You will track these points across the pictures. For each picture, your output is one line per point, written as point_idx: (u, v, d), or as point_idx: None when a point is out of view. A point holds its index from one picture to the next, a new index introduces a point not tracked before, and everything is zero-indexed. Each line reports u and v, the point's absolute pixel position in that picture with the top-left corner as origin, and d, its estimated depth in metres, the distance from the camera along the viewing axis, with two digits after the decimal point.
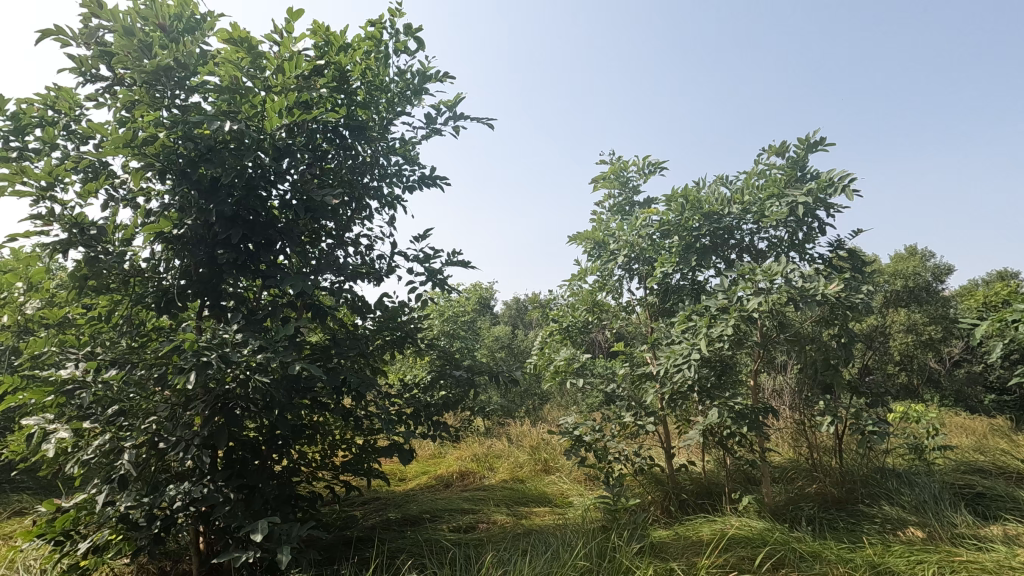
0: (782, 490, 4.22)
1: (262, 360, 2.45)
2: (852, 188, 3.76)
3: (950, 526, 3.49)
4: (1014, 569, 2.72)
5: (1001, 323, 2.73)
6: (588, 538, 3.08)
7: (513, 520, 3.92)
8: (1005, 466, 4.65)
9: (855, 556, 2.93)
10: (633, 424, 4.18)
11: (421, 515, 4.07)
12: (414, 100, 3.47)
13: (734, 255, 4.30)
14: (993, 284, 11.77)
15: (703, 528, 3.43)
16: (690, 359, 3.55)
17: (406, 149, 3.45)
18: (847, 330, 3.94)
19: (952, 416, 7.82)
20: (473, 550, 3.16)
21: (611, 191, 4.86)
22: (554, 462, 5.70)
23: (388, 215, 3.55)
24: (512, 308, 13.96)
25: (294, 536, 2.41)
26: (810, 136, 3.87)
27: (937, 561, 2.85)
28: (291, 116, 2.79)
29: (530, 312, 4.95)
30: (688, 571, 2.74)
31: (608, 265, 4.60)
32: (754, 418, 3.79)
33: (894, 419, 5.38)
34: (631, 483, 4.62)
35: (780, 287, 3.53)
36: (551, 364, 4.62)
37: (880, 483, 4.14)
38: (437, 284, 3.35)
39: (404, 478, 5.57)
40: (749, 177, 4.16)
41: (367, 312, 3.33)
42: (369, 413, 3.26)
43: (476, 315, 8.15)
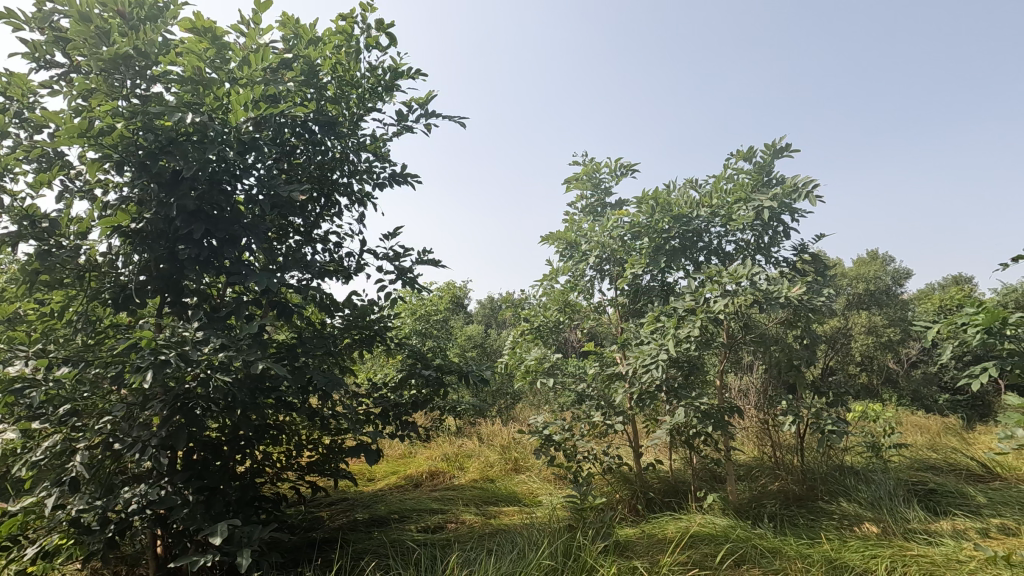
0: (746, 488, 4.32)
1: (224, 359, 2.40)
2: (815, 194, 3.87)
3: (903, 521, 3.62)
4: (961, 562, 2.83)
5: (950, 326, 2.84)
6: (554, 537, 3.10)
7: (481, 520, 3.92)
8: (955, 463, 4.85)
9: (812, 552, 3.00)
10: (602, 423, 4.22)
11: (389, 515, 4.03)
12: (386, 97, 3.41)
13: (702, 257, 4.38)
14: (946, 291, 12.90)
15: (669, 526, 3.48)
16: (658, 360, 3.59)
17: (377, 146, 3.40)
18: (809, 331, 4.05)
19: (909, 415, 8.10)
20: (440, 550, 3.15)
21: (583, 191, 4.89)
22: (524, 461, 5.71)
23: (359, 212, 3.49)
24: (486, 306, 13.90)
25: (255, 538, 2.35)
26: (776, 142, 3.97)
27: (890, 555, 2.94)
28: (258, 109, 2.72)
29: (502, 312, 4.93)
30: (651, 569, 2.77)
31: (580, 266, 4.62)
32: (719, 418, 3.86)
33: (854, 418, 5.56)
34: (600, 482, 4.66)
35: (746, 289, 3.60)
36: (522, 363, 4.61)
37: (838, 480, 4.27)
38: (407, 283, 3.31)
39: (373, 478, 5.51)
40: (717, 181, 4.25)
41: (335, 310, 3.27)
42: (336, 412, 3.21)
43: (449, 314, 8.09)
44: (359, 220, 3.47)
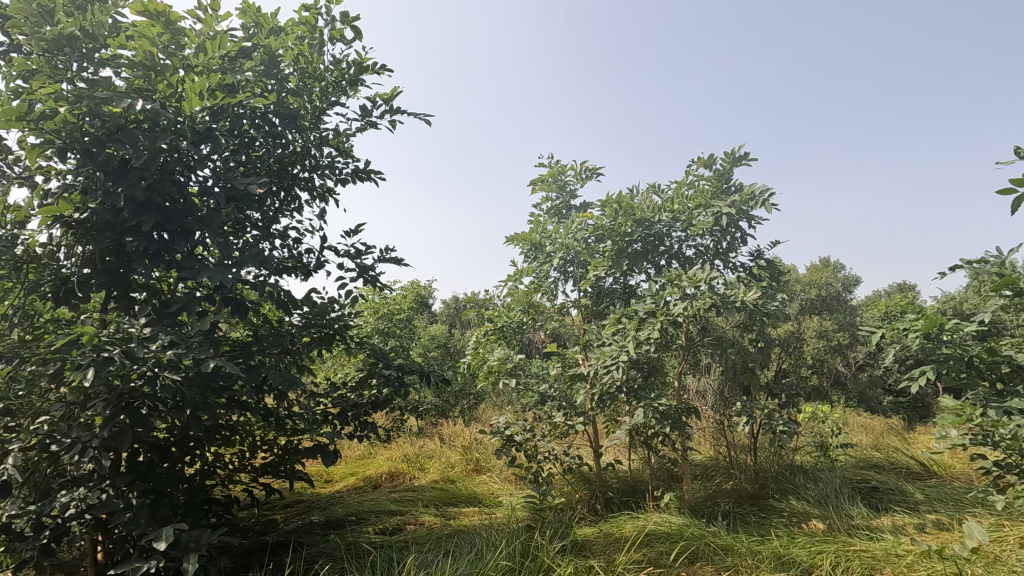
0: (702, 487, 4.43)
1: (173, 357, 2.30)
2: (771, 202, 4.00)
3: (848, 518, 3.78)
4: (899, 556, 2.97)
5: (893, 331, 2.98)
6: (512, 537, 3.11)
7: (441, 521, 3.89)
8: (896, 462, 5.09)
9: (762, 548, 3.10)
10: (563, 423, 4.25)
11: (346, 518, 3.96)
12: (350, 91, 3.35)
13: (664, 261, 4.46)
14: (882, 297, 13.99)
15: (626, 526, 3.52)
16: (618, 361, 3.65)
17: (340, 141, 3.33)
18: (764, 335, 4.19)
19: (855, 416, 8.46)
20: (397, 552, 3.11)
21: (548, 193, 4.92)
22: (485, 462, 5.70)
23: (320, 208, 3.42)
24: (450, 305, 13.80)
25: (204, 543, 2.26)
26: (735, 151, 4.08)
27: (835, 551, 3.06)
28: (214, 99, 2.62)
29: (466, 312, 4.91)
30: (607, 568, 2.80)
31: (544, 268, 4.64)
32: (677, 418, 3.94)
33: (804, 419, 5.77)
34: (560, 482, 4.69)
35: (704, 293, 3.69)
36: (485, 364, 4.60)
37: (788, 479, 4.42)
38: (369, 281, 3.26)
39: (331, 479, 5.40)
40: (679, 187, 4.34)
41: (293, 307, 3.18)
42: (292, 413, 3.13)
43: (413, 313, 8.00)
44: (320, 216, 3.39)
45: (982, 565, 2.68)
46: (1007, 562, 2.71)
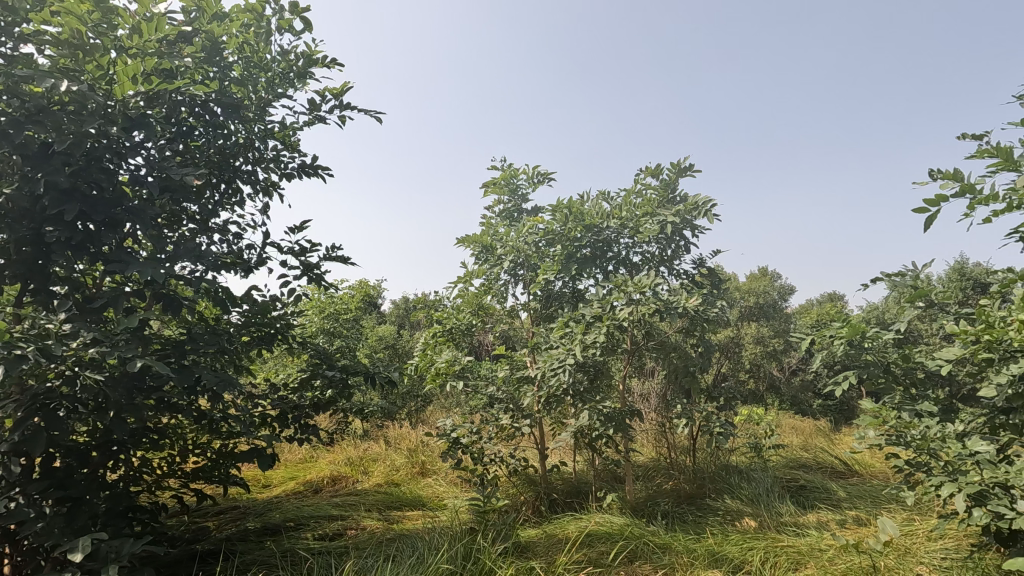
0: (643, 487, 4.55)
1: (96, 355, 2.16)
2: (713, 213, 4.16)
3: (777, 515, 3.97)
4: (821, 550, 3.15)
5: (820, 338, 3.17)
6: (455, 540, 3.09)
7: (383, 525, 3.82)
8: (822, 462, 5.39)
9: (697, 546, 3.22)
10: (509, 425, 4.27)
11: (283, 523, 3.83)
12: (298, 84, 3.25)
13: (611, 266, 4.56)
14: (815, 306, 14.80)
15: (569, 526, 3.57)
16: (565, 364, 3.70)
17: (286, 134, 3.23)
18: (704, 340, 4.35)
19: (788, 419, 8.90)
20: (336, 558, 3.04)
21: (500, 196, 4.94)
22: (431, 465, 5.65)
23: (264, 203, 3.30)
24: (400, 305, 13.58)
25: (125, 553, 2.12)
26: (681, 162, 4.23)
27: (764, 547, 3.21)
28: (149, 84, 2.49)
29: (414, 313, 4.85)
30: (548, 569, 2.83)
31: (495, 270, 4.65)
32: (620, 421, 4.03)
33: (740, 421, 6.03)
34: (506, 484, 4.70)
35: (649, 298, 3.80)
36: (432, 365, 4.55)
37: (724, 478, 4.60)
38: (313, 280, 3.16)
39: (269, 484, 5.21)
40: (627, 194, 4.45)
41: (232, 305, 3.05)
42: (227, 415, 3.00)
43: (360, 313, 7.83)
44: (263, 211, 3.27)
45: (893, 557, 2.88)
46: (915, 554, 2.93)
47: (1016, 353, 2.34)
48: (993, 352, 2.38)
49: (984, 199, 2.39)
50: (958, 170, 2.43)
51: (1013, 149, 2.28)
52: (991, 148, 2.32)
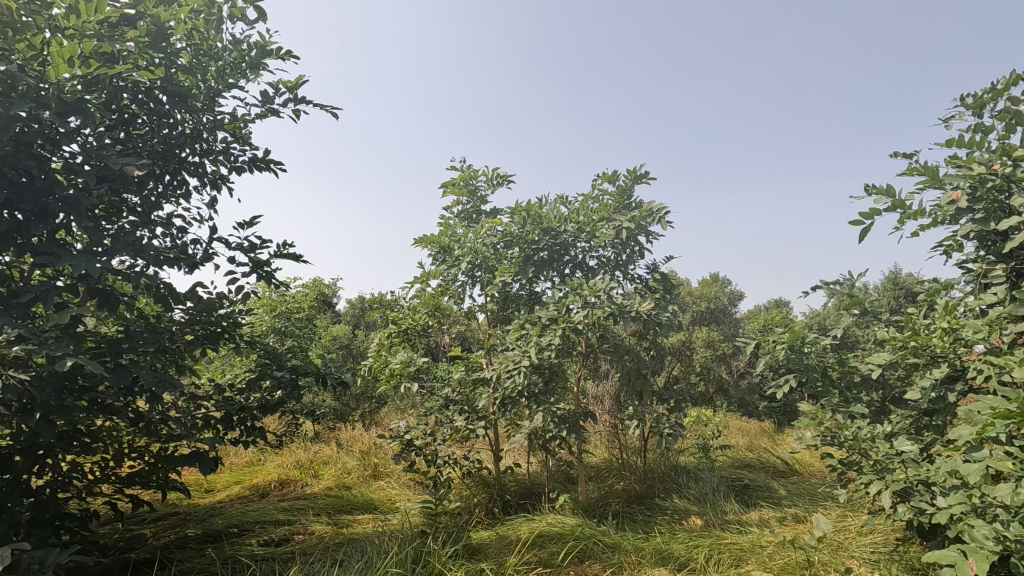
0: (595, 488, 4.62)
1: (21, 353, 2.02)
2: (667, 219, 4.27)
3: (721, 513, 4.11)
4: (762, 547, 3.27)
5: (764, 342, 3.30)
6: (405, 543, 3.06)
7: (332, 530, 3.73)
8: (765, 461, 5.61)
9: (646, 545, 3.29)
10: (464, 427, 4.25)
11: (226, 530, 3.69)
12: (250, 75, 3.15)
13: (568, 270, 4.61)
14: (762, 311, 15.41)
15: (522, 528, 3.59)
16: (520, 366, 3.72)
17: (236, 126, 3.12)
18: (656, 344, 4.45)
19: (735, 420, 9.21)
20: (281, 565, 2.95)
21: (459, 197, 4.92)
22: (384, 467, 5.57)
23: (211, 196, 3.17)
24: (355, 304, 13.31)
25: (49, 565, 1.99)
26: (636, 169, 4.32)
27: (708, 544, 3.32)
28: (87, 68, 2.36)
29: (370, 313, 4.77)
30: (497, 570, 2.84)
31: (452, 271, 4.61)
32: (574, 422, 4.08)
33: (690, 423, 6.20)
34: (459, 486, 4.68)
35: (603, 302, 3.87)
36: (387, 366, 4.49)
37: (673, 478, 4.73)
38: (262, 277, 3.05)
39: (212, 488, 5.01)
40: (585, 199, 4.52)
41: (175, 302, 2.91)
42: (167, 417, 2.86)
43: (314, 312, 7.62)
44: (211, 205, 3.14)
45: (827, 551, 3.02)
46: (848, 549, 3.08)
47: (940, 358, 2.50)
48: (919, 357, 2.54)
49: (913, 214, 2.55)
50: (890, 187, 2.59)
51: (938, 168, 2.44)
52: (919, 167, 2.48)
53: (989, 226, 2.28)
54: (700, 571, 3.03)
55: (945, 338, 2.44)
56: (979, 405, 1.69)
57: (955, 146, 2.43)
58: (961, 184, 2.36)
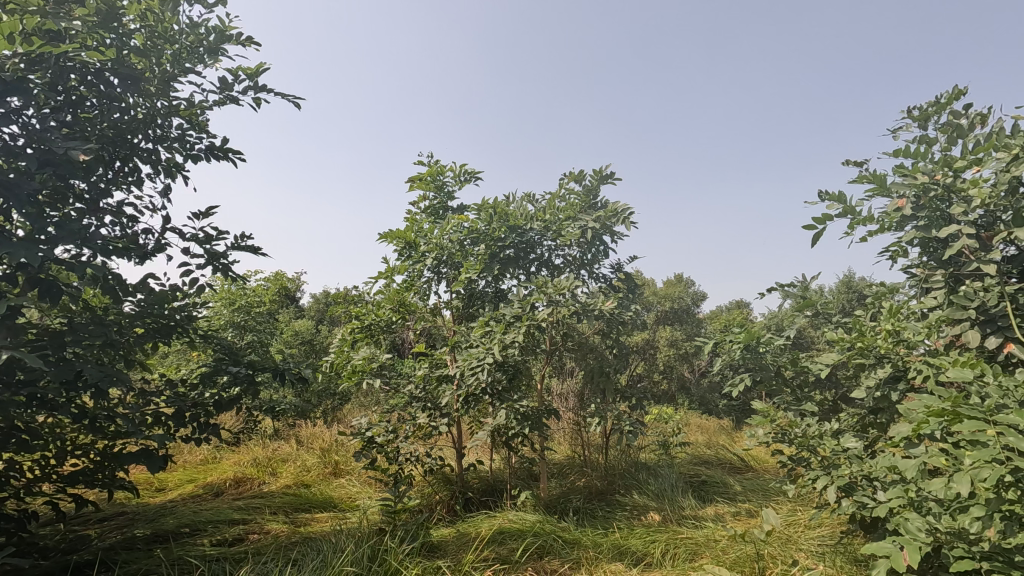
0: (557, 484, 4.66)
1: None
2: (631, 220, 4.33)
3: (678, 508, 4.20)
4: (716, 541, 3.36)
5: (723, 342, 3.38)
6: (361, 541, 3.03)
7: (288, 528, 3.66)
8: (722, 458, 5.76)
9: (604, 541, 3.33)
10: (427, 424, 4.21)
11: (176, 529, 3.57)
12: (208, 60, 3.04)
13: (534, 268, 4.63)
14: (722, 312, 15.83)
15: (482, 525, 3.59)
16: (484, 363, 3.70)
17: (193, 112, 3.00)
18: (619, 342, 4.51)
19: (696, 418, 9.42)
20: (232, 566, 2.88)
21: (426, 192, 4.87)
22: (345, 465, 5.48)
23: (165, 184, 3.05)
24: (319, 298, 13.03)
25: None
26: (602, 169, 4.37)
27: (665, 539, 3.38)
28: (29, 45, 2.23)
29: (333, 307, 4.68)
30: (455, 568, 2.84)
31: (417, 267, 4.56)
32: (536, 419, 4.09)
33: (652, 421, 6.31)
34: (421, 484, 4.64)
35: (567, 300, 3.89)
36: (348, 363, 4.42)
37: (633, 475, 4.81)
38: (219, 269, 2.93)
39: (163, 488, 4.84)
40: (552, 198, 4.54)
41: (125, 294, 2.78)
42: (114, 414, 2.74)
43: (275, 307, 7.43)
44: (164, 193, 3.02)
45: (776, 544, 3.12)
46: (796, 542, 3.19)
47: (885, 359, 2.60)
48: (865, 357, 2.65)
49: (862, 220, 2.67)
50: (842, 194, 2.71)
51: (886, 176, 2.55)
52: (869, 175, 2.59)
53: (931, 233, 2.39)
54: (656, 566, 3.09)
55: (888, 339, 2.55)
56: (915, 403, 1.77)
57: (902, 156, 2.55)
58: (906, 192, 2.48)
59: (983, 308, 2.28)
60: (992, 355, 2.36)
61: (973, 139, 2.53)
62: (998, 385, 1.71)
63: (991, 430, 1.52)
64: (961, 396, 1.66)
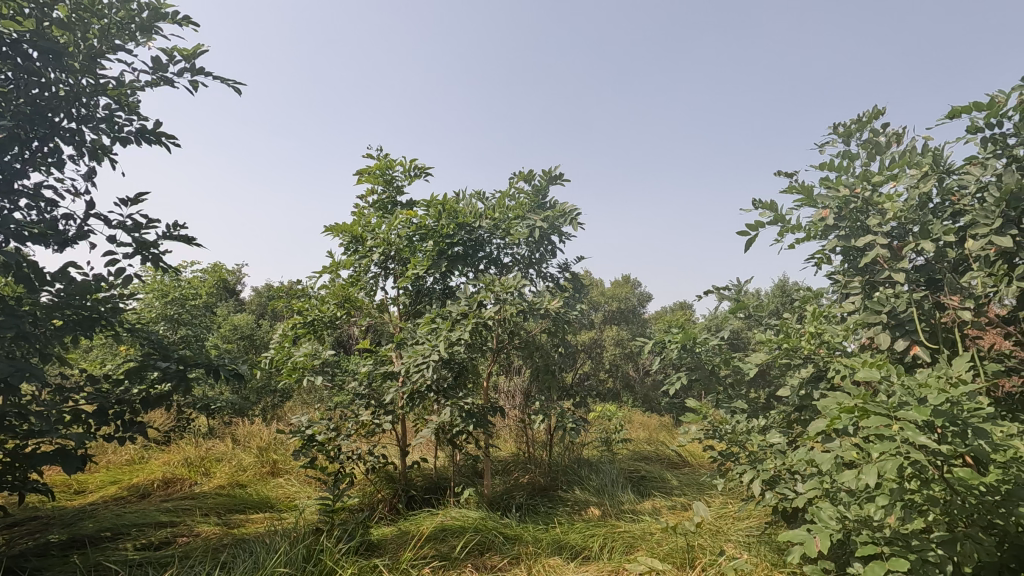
0: (501, 481, 4.69)
1: None
2: (579, 221, 4.40)
3: (618, 503, 4.32)
4: (652, 534, 3.47)
5: (662, 342, 3.49)
6: (296, 541, 2.96)
7: (221, 530, 3.53)
8: (661, 454, 5.97)
9: (544, 536, 3.39)
10: (370, 422, 4.14)
11: (96, 534, 3.36)
12: (140, 38, 2.87)
13: (482, 265, 4.64)
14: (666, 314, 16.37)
15: (423, 522, 3.58)
16: (429, 360, 3.67)
17: (122, 92, 2.83)
18: (565, 341, 4.58)
19: (639, 416, 9.71)
20: (155, 571, 2.75)
21: (374, 186, 4.78)
22: (284, 464, 5.32)
23: (89, 167, 2.86)
24: (262, 292, 12.56)
25: None
26: (551, 170, 4.41)
27: (604, 533, 3.47)
28: None
29: (274, 301, 4.52)
30: (392, 566, 2.82)
31: (363, 262, 4.48)
32: (481, 417, 4.08)
33: (596, 418, 6.45)
34: (363, 482, 4.57)
35: (513, 298, 3.91)
36: (289, 359, 4.28)
37: (575, 471, 4.92)
38: (149, 259, 2.78)
39: (82, 490, 4.55)
40: (501, 197, 4.55)
41: (42, 283, 2.59)
42: (26, 411, 2.54)
43: (211, 300, 7.10)
44: (88, 176, 2.83)
45: (706, 536, 3.26)
46: (725, 533, 3.34)
47: (808, 360, 2.76)
48: (790, 358, 2.80)
49: (791, 228, 2.83)
50: (773, 202, 2.86)
51: (813, 188, 2.72)
52: (797, 186, 2.74)
53: (851, 242, 2.56)
54: (593, 559, 3.17)
55: (811, 341, 2.72)
56: (828, 400, 1.89)
57: (827, 169, 2.72)
58: (830, 204, 2.64)
59: (893, 313, 2.47)
60: (901, 357, 2.56)
61: (889, 156, 2.72)
62: (902, 384, 1.85)
63: (895, 426, 1.65)
64: (869, 394, 1.79)
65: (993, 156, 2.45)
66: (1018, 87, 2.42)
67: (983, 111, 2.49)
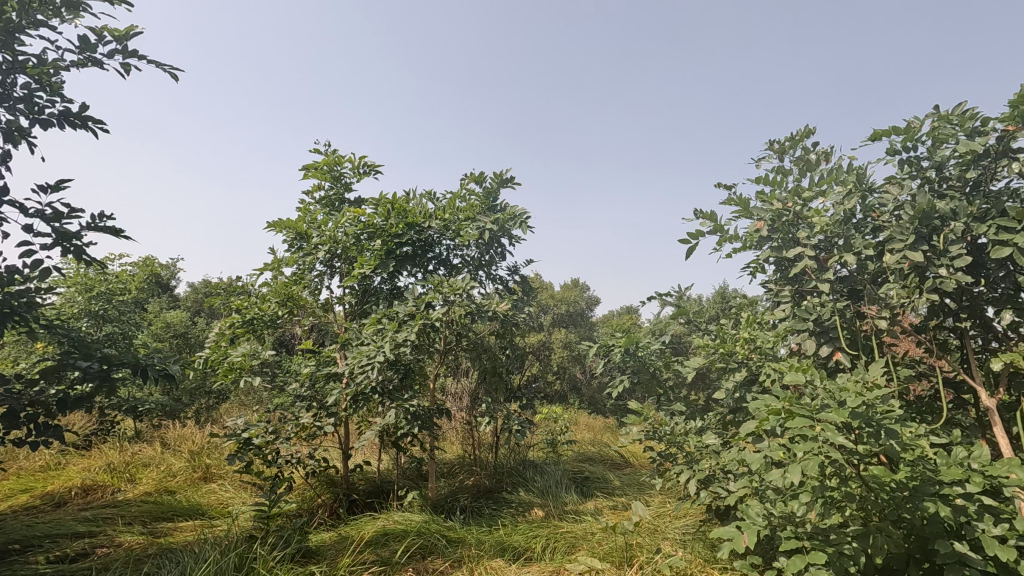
0: (446, 484, 4.66)
1: None
2: (528, 224, 4.44)
3: (561, 503, 4.38)
4: (593, 533, 3.54)
5: (607, 346, 3.57)
6: (227, 549, 2.84)
7: (145, 539, 3.34)
8: (605, 455, 6.09)
9: (488, 538, 3.39)
10: (310, 424, 4.01)
11: (3, 547, 3.10)
12: (66, 14, 2.68)
13: (432, 266, 4.60)
14: None
15: (365, 526, 3.50)
16: (374, 361, 3.60)
17: (45, 72, 2.63)
18: (512, 343, 4.60)
19: (585, 418, 9.88)
20: None
21: (321, 182, 4.65)
22: (217, 469, 5.09)
23: (4, 150, 2.64)
24: (198, 289, 11.96)
25: None
26: (502, 172, 4.43)
27: (546, 534, 3.51)
28: None
29: (211, 299, 4.32)
30: (329, 573, 2.74)
31: (308, 260, 4.35)
32: (427, 419, 4.04)
33: (542, 420, 6.52)
34: (303, 487, 4.43)
35: (461, 300, 3.89)
36: (225, 359, 4.09)
37: (520, 473, 4.95)
38: (71, 251, 2.59)
39: None
40: (452, 197, 4.52)
41: None
42: None
43: (141, 296, 6.70)
44: (3, 160, 2.61)
45: (645, 535, 3.36)
46: (663, 531, 3.45)
47: (742, 364, 2.89)
48: (726, 362, 2.93)
49: (729, 238, 2.96)
50: (713, 213, 2.98)
51: (749, 200, 2.85)
52: (735, 198, 2.87)
53: (782, 253, 2.71)
54: (535, 560, 3.20)
55: (745, 346, 2.85)
56: (758, 403, 1.99)
57: (763, 183, 2.86)
58: (765, 216, 2.79)
59: (818, 321, 2.64)
60: (825, 362, 2.72)
61: (818, 173, 2.89)
62: (825, 388, 1.96)
63: (817, 427, 1.75)
64: (795, 397, 1.89)
65: (908, 177, 2.65)
66: (930, 114, 2.63)
67: (900, 135, 2.69)
